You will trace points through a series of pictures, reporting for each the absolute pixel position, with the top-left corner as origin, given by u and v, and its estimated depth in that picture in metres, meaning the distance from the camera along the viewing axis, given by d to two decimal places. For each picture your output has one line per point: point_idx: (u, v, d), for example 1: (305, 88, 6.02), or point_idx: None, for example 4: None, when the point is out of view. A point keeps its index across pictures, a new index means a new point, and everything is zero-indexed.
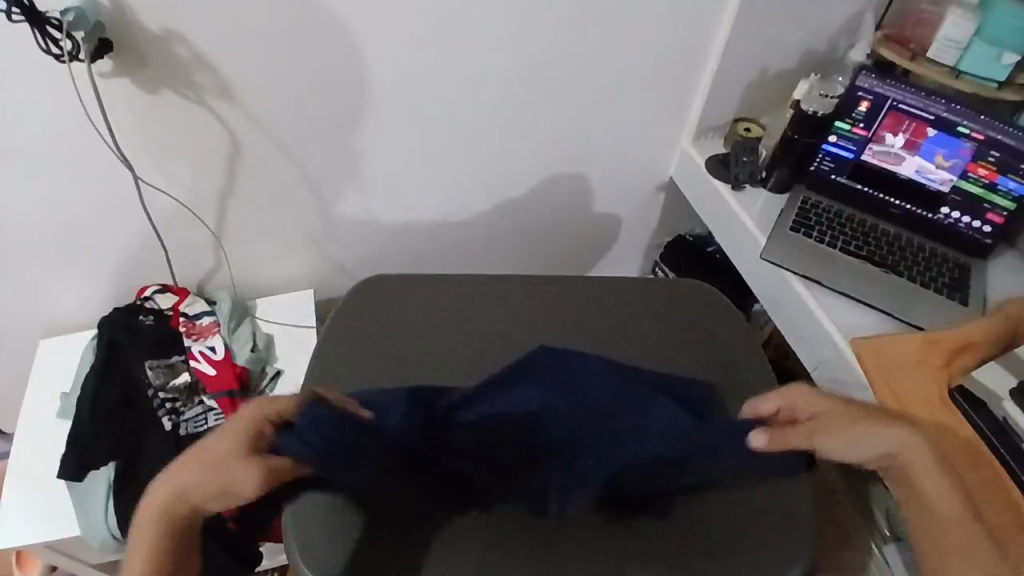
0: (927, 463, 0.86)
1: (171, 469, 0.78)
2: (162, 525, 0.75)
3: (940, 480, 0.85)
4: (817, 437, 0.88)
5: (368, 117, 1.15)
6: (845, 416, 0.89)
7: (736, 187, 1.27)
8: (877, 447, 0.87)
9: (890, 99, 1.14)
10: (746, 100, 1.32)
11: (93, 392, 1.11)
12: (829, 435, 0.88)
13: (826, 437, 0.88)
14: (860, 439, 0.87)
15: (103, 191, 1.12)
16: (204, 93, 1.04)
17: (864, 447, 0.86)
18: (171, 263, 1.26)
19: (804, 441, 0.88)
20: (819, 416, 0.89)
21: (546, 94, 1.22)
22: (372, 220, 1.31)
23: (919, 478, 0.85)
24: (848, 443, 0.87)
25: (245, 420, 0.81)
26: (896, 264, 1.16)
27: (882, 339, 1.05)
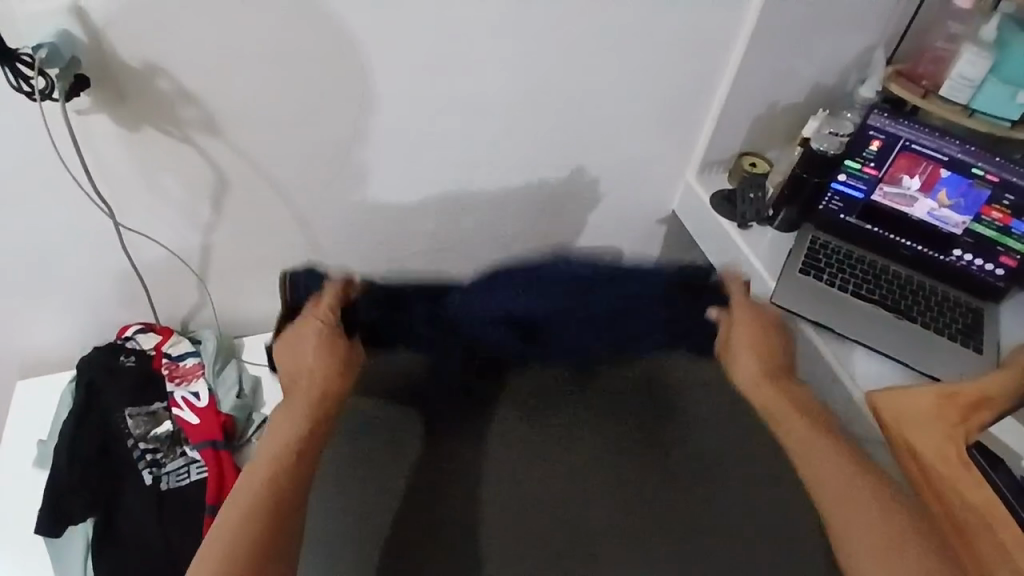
0: (804, 416, 0.93)
1: (268, 430, 0.87)
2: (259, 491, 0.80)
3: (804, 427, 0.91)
4: (728, 343, 0.99)
5: (364, 154, 1.11)
6: (756, 313, 0.99)
7: (742, 225, 1.23)
8: (765, 391, 0.95)
9: (902, 140, 1.10)
10: (752, 135, 1.28)
11: (71, 441, 1.04)
12: (745, 328, 0.98)
13: (734, 351, 0.98)
14: (760, 330, 0.98)
15: (81, 230, 1.06)
16: (188, 129, 0.98)
17: (754, 342, 0.97)
18: (153, 301, 1.20)
19: (726, 330, 1.00)
20: (746, 307, 1.00)
21: (547, 127, 1.17)
22: (366, 256, 1.27)
23: (784, 408, 0.94)
24: (744, 334, 0.98)
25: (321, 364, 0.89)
26: (909, 309, 1.12)
27: (898, 393, 1.00)
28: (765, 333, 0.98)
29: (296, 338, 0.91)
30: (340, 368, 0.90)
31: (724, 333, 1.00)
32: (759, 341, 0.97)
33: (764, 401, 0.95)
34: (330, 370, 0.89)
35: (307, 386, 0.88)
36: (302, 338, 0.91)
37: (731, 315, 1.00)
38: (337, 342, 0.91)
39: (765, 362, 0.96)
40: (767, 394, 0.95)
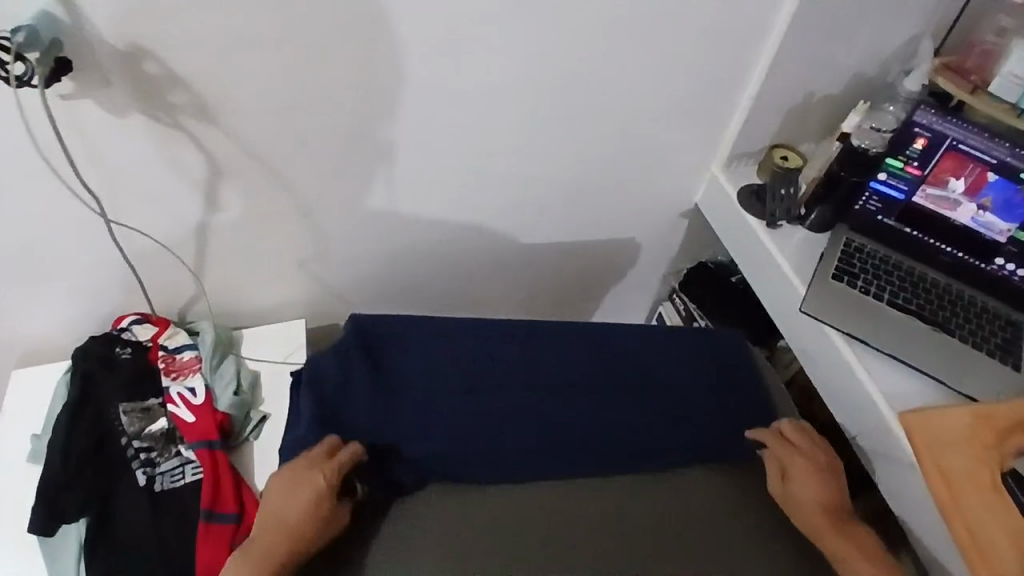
0: (867, 556, 0.87)
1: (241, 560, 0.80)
2: None
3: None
4: (789, 490, 0.94)
5: (367, 143, 1.05)
6: (809, 460, 0.96)
7: (771, 225, 1.15)
8: (826, 538, 0.89)
9: (949, 139, 1.01)
10: (783, 127, 1.20)
11: (64, 437, 1.00)
12: (803, 478, 0.94)
13: (795, 498, 0.93)
14: (817, 475, 0.94)
15: (71, 221, 1.00)
16: (180, 116, 0.92)
17: (817, 493, 0.92)
18: (148, 292, 1.14)
19: (778, 479, 0.95)
20: (796, 457, 0.96)
21: (565, 116, 1.10)
22: (372, 247, 1.21)
23: (845, 548, 0.88)
24: (805, 488, 0.93)
25: (303, 517, 0.82)
26: (946, 321, 1.05)
27: (930, 412, 0.95)
28: (826, 482, 0.94)
29: (282, 493, 0.85)
30: (315, 536, 0.82)
31: (778, 483, 0.95)
32: (822, 492, 0.93)
33: (819, 536, 0.90)
34: (310, 520, 0.83)
35: (277, 536, 0.82)
36: (298, 484, 0.85)
37: (785, 464, 0.96)
38: (323, 505, 0.84)
39: (828, 505, 0.92)
40: (840, 546, 0.88)
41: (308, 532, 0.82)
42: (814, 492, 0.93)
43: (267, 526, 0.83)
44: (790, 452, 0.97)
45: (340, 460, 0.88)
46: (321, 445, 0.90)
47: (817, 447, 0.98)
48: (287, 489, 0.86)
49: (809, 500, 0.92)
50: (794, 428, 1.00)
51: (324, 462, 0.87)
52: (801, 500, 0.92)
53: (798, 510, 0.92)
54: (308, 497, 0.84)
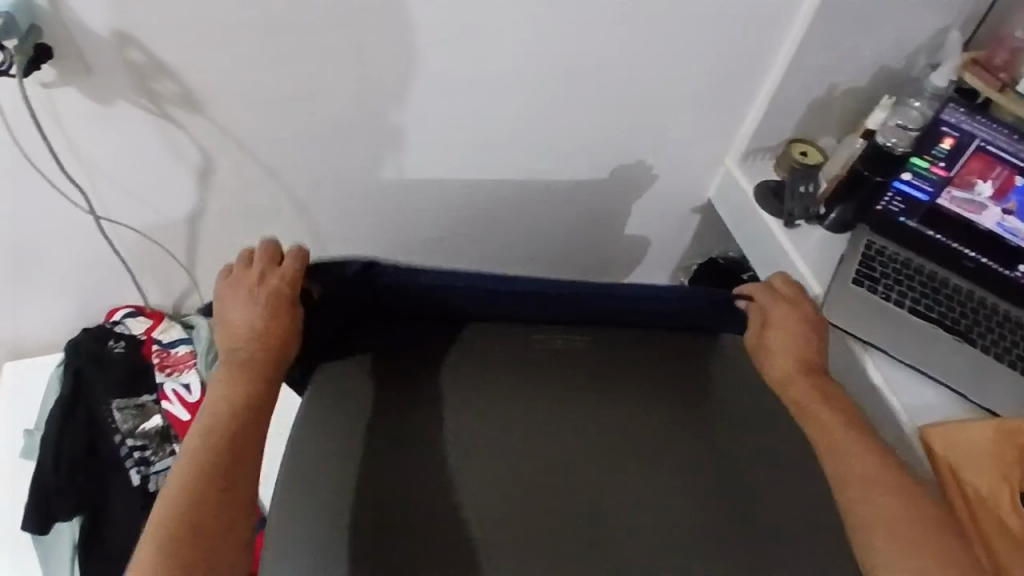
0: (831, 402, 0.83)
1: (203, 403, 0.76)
2: (182, 493, 0.68)
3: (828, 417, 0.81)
4: (764, 338, 0.91)
5: (366, 134, 1.00)
6: (794, 307, 0.92)
7: (788, 224, 1.11)
8: (794, 388, 0.85)
9: (977, 139, 0.97)
10: (803, 121, 1.14)
11: (56, 434, 0.99)
12: (782, 323, 0.90)
13: (768, 347, 0.89)
14: (793, 317, 0.90)
15: (58, 213, 0.97)
16: (167, 105, 0.88)
17: (794, 346, 0.88)
18: (140, 285, 1.11)
19: (758, 329, 0.92)
20: (775, 303, 0.93)
21: (573, 106, 1.05)
22: (374, 239, 1.17)
23: (805, 394, 0.84)
24: (780, 334, 0.89)
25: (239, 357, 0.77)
26: (968, 330, 1.01)
27: (951, 424, 0.92)
28: (804, 328, 0.89)
29: (238, 296, 0.81)
30: (279, 338, 0.79)
31: (756, 332, 0.92)
32: (802, 338, 0.88)
33: (797, 395, 0.85)
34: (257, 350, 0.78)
35: (259, 304, 0.80)
36: (231, 328, 0.79)
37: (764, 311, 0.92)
38: (283, 308, 0.80)
39: (804, 357, 0.87)
40: (800, 392, 0.84)
41: (268, 337, 0.78)
42: (795, 346, 0.88)
43: (233, 325, 0.79)
44: (770, 298, 0.94)
45: (288, 258, 0.83)
46: (269, 251, 0.84)
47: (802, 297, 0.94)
48: (243, 294, 0.81)
49: (789, 361, 0.87)
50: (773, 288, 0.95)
51: (250, 294, 0.80)
52: (779, 347, 0.89)
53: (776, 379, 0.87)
54: (267, 301, 0.80)
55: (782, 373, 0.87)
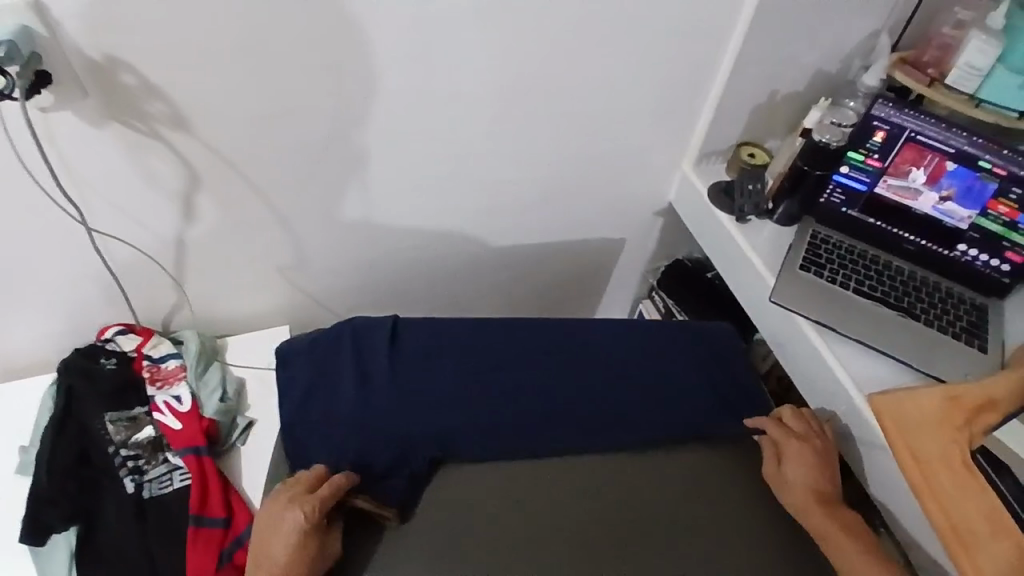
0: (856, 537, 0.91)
1: None
2: None
3: (850, 549, 0.90)
4: (780, 472, 0.99)
5: (344, 150, 1.07)
6: (807, 445, 0.99)
7: (741, 219, 1.19)
8: (816, 519, 0.94)
9: (908, 130, 1.06)
10: (751, 124, 1.23)
11: (50, 448, 1.02)
12: (795, 457, 0.99)
13: (784, 478, 0.98)
14: (808, 455, 0.98)
15: (52, 233, 1.02)
16: (157, 125, 0.94)
17: (804, 477, 0.97)
18: (131, 302, 1.16)
19: (773, 461, 1.00)
20: (787, 437, 1.01)
21: (537, 117, 1.13)
22: (352, 253, 1.23)
23: (823, 523, 0.93)
24: (795, 466, 0.98)
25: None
26: (912, 307, 1.08)
27: (899, 395, 0.98)
28: (816, 464, 0.98)
29: (272, 529, 0.84)
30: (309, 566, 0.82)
31: (772, 464, 1.00)
32: (817, 476, 0.97)
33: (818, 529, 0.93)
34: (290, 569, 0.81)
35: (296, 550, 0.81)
36: (275, 545, 0.82)
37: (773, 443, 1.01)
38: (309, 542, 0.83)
39: (817, 489, 0.96)
40: (818, 519, 0.94)
41: (298, 568, 0.81)
42: (812, 474, 0.97)
43: (264, 561, 0.82)
44: (780, 431, 1.02)
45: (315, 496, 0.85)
46: (312, 476, 0.89)
47: (813, 431, 1.01)
48: (281, 522, 0.83)
49: (802, 483, 0.97)
50: (792, 414, 1.03)
51: (287, 517, 0.83)
52: (792, 474, 0.98)
53: (789, 498, 0.97)
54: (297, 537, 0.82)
55: (796, 496, 0.96)
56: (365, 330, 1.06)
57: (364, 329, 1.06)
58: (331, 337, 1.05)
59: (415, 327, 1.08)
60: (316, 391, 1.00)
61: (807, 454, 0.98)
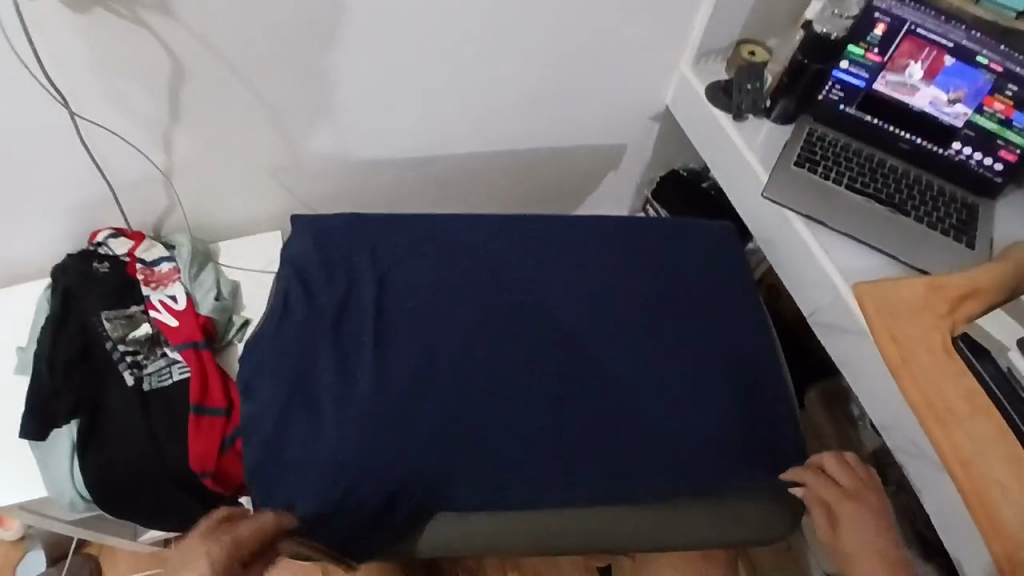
0: None
1: None
2: None
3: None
4: (839, 541, 0.86)
5: (333, 42, 1.04)
6: (861, 502, 0.88)
7: (737, 117, 1.18)
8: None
9: (908, 23, 1.03)
10: (749, 20, 1.21)
11: (49, 342, 1.02)
12: (852, 524, 0.87)
13: (846, 549, 0.85)
14: (869, 517, 0.87)
15: (39, 128, 1.00)
16: (139, 11, 0.91)
17: (871, 545, 0.84)
18: (122, 204, 1.15)
19: (826, 522, 0.88)
20: (837, 494, 0.89)
21: (530, 12, 1.10)
22: (340, 155, 1.22)
23: None
24: (855, 531, 0.86)
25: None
26: (903, 204, 1.09)
27: (885, 283, 0.99)
28: (877, 529, 0.86)
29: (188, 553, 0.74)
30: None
31: (827, 529, 0.88)
32: (881, 545, 0.84)
33: None
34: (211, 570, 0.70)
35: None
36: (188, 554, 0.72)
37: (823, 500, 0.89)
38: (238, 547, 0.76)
39: (890, 561, 0.83)
40: None
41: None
42: (877, 537, 0.85)
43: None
44: (828, 487, 0.90)
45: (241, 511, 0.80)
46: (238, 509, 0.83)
47: (863, 483, 0.91)
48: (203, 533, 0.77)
49: (871, 550, 0.84)
50: (833, 461, 0.93)
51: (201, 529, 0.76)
52: (853, 538, 0.86)
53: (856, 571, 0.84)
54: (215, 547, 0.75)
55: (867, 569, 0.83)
56: (351, 354, 0.95)
57: (353, 353, 0.94)
58: (301, 272, 1.00)
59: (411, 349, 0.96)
60: (293, 447, 0.88)
61: (863, 516, 0.87)
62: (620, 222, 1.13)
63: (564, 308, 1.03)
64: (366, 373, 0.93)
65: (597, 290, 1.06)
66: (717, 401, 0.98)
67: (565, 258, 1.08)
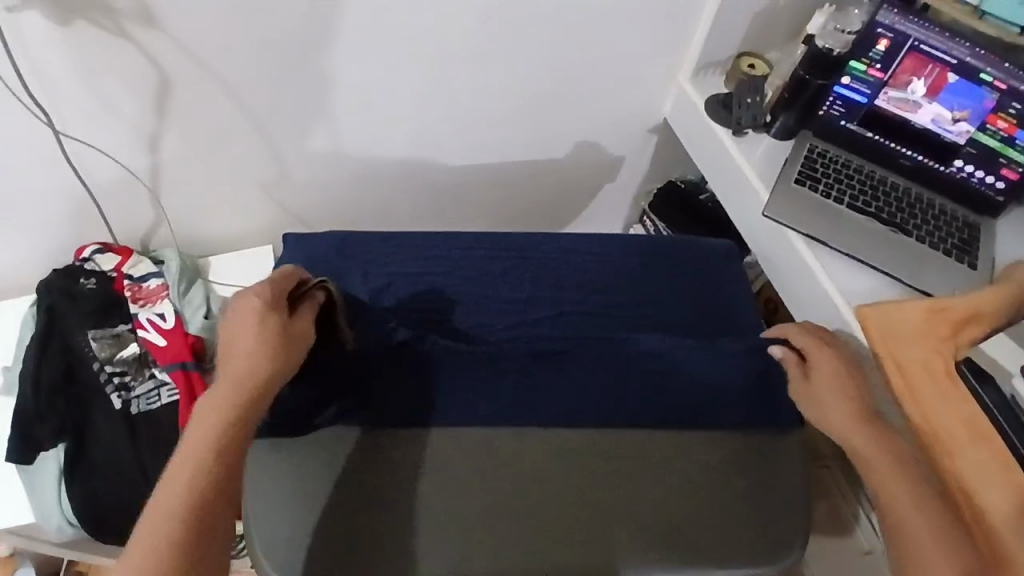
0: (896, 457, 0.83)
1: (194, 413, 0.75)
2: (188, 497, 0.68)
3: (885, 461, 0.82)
4: (811, 388, 0.92)
5: (322, 54, 1.02)
6: (836, 351, 0.94)
7: (737, 132, 1.16)
8: (849, 431, 0.86)
9: (911, 39, 1.02)
10: (749, 33, 1.19)
11: (35, 365, 1.00)
12: (824, 368, 0.93)
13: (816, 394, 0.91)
14: (837, 362, 0.93)
15: (21, 142, 0.97)
16: (125, 23, 0.89)
17: (838, 391, 0.90)
18: (109, 220, 1.12)
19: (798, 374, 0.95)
20: (814, 345, 0.95)
21: (525, 23, 1.08)
22: (333, 167, 1.19)
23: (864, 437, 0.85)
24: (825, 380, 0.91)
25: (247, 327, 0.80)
26: (905, 223, 1.08)
27: (885, 305, 0.99)
28: (846, 375, 0.92)
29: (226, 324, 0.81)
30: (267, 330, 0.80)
31: (800, 377, 0.94)
32: (844, 389, 0.90)
33: (856, 443, 0.85)
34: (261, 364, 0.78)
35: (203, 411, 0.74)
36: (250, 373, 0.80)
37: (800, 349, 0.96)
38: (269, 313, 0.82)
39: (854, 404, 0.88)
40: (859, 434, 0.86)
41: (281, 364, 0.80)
42: (847, 386, 0.90)
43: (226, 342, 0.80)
44: (807, 337, 0.96)
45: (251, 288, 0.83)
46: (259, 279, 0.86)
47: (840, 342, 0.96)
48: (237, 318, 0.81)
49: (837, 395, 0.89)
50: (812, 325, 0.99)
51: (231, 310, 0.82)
52: (823, 383, 0.91)
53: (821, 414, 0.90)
54: (247, 309, 0.81)
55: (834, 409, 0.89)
56: (341, 395, 0.91)
57: (341, 394, 0.91)
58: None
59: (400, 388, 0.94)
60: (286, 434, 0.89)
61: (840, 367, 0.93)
62: (618, 240, 1.12)
63: (561, 328, 1.02)
64: (359, 417, 0.91)
65: (594, 310, 1.04)
66: (716, 424, 0.97)
67: (561, 277, 1.06)
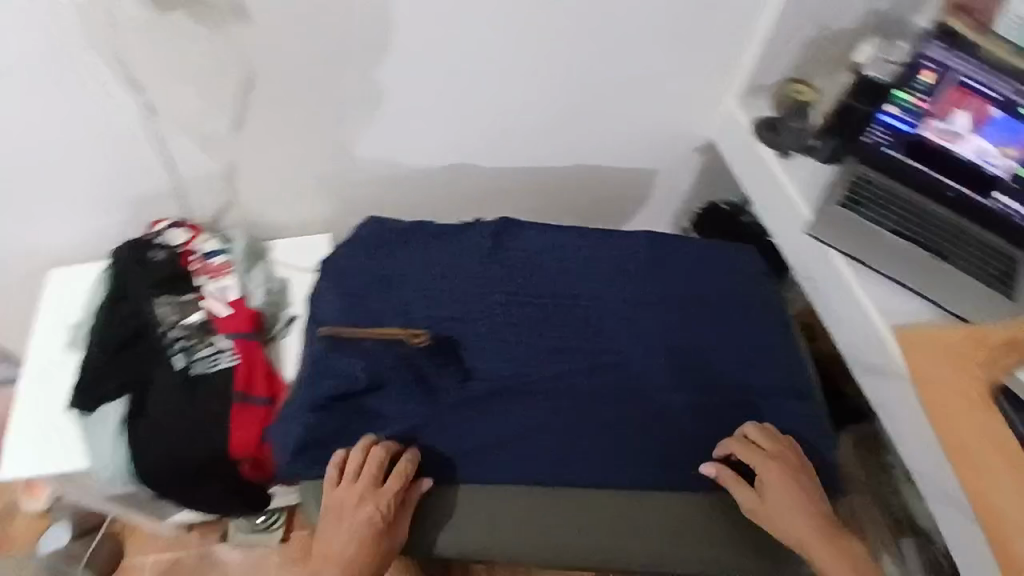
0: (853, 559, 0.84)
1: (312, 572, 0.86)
2: None
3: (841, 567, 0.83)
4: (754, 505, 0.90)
5: (391, 57, 1.09)
6: (781, 468, 0.90)
7: (784, 154, 1.20)
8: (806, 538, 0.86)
9: (955, 73, 1.06)
10: (798, 61, 1.24)
11: (104, 324, 1.09)
12: (772, 489, 0.90)
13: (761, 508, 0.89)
14: (788, 482, 0.89)
15: (114, 121, 1.07)
16: (218, 17, 0.98)
17: (789, 509, 0.88)
18: (184, 197, 1.21)
19: (749, 492, 0.90)
20: (760, 462, 0.90)
21: (583, 40, 1.14)
22: (391, 163, 1.26)
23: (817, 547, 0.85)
24: (774, 498, 0.89)
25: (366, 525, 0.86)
26: (946, 253, 1.08)
27: (923, 328, 1.01)
28: (792, 489, 0.89)
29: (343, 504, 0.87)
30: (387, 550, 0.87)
31: (750, 495, 0.90)
32: (795, 502, 0.88)
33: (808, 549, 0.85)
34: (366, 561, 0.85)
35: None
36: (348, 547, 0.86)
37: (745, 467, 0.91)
38: (380, 541, 0.86)
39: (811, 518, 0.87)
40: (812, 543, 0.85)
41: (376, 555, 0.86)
42: (798, 503, 0.88)
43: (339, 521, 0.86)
44: (754, 456, 0.91)
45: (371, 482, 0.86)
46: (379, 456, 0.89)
47: (781, 449, 0.93)
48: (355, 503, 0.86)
49: (790, 513, 0.88)
50: (763, 430, 0.94)
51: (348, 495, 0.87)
52: (768, 504, 0.89)
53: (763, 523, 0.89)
54: (371, 522, 0.86)
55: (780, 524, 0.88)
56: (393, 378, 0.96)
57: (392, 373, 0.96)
58: (346, 278, 1.03)
59: (444, 384, 0.96)
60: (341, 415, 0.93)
61: (789, 484, 0.90)
62: None
63: None
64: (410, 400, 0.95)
65: None
66: None
67: None
